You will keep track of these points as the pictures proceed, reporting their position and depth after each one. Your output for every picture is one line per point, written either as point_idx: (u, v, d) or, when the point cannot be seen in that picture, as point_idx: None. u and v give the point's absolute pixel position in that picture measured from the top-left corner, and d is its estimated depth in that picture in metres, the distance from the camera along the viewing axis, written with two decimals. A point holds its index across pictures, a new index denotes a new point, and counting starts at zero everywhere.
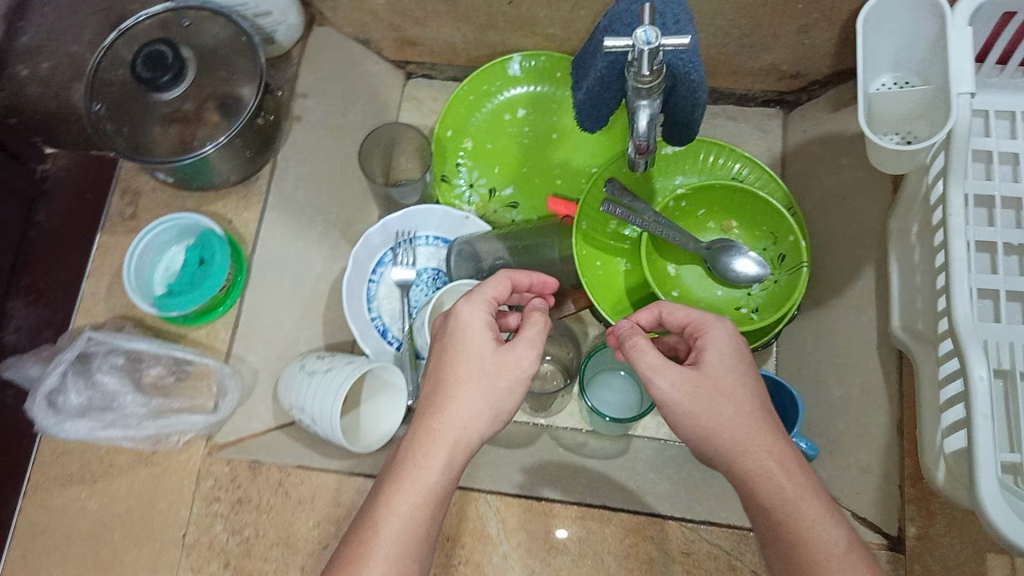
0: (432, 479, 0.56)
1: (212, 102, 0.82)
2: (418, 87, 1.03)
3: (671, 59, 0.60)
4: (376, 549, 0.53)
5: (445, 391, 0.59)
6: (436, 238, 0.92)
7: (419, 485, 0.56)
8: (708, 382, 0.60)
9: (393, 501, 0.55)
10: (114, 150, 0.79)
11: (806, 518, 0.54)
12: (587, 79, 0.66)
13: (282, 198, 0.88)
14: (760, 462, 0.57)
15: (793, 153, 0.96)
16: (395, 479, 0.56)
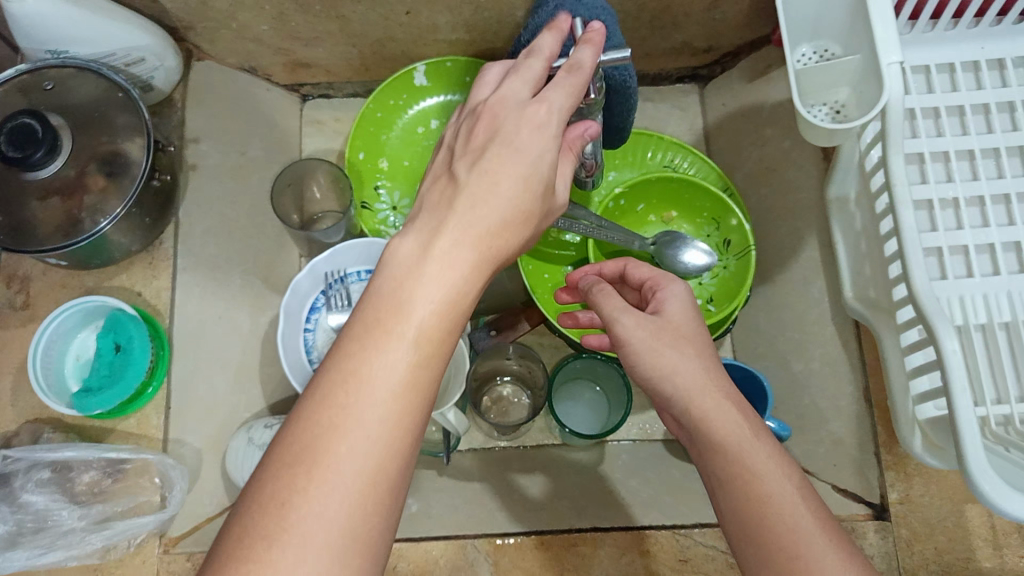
0: (405, 366, 0.42)
1: (94, 164, 0.73)
2: (318, 109, 0.96)
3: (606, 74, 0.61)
4: (342, 441, 0.39)
5: (447, 236, 0.47)
6: (369, 272, 0.84)
7: (397, 357, 0.42)
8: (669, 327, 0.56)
9: (370, 362, 0.42)
10: None
11: (756, 454, 0.48)
12: None
13: (193, 257, 0.80)
14: (728, 417, 0.50)
15: (716, 129, 0.96)
16: (372, 328, 0.43)
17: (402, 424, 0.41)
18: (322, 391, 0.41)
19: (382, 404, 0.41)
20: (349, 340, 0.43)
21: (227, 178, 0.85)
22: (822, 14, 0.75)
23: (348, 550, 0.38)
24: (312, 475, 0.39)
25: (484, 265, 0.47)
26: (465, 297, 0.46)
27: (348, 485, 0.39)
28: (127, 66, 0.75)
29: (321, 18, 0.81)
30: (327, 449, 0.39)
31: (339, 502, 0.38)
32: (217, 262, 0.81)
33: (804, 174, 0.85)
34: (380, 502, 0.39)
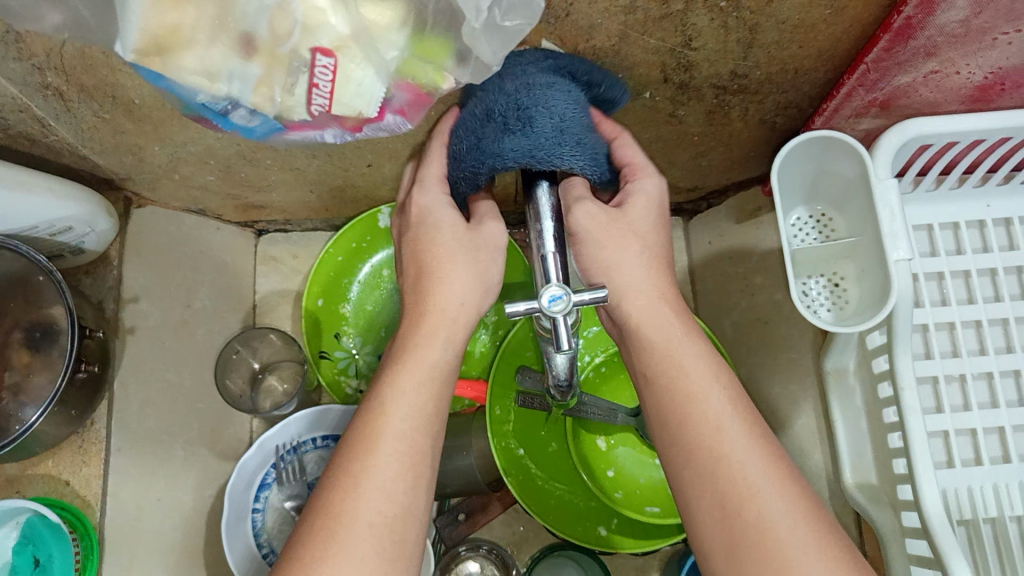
0: (429, 367, 0.52)
1: (19, 333, 0.67)
2: (273, 244, 0.89)
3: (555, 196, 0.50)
4: (382, 437, 0.49)
5: (433, 262, 0.54)
6: (325, 437, 0.79)
7: (424, 364, 0.52)
8: (623, 225, 0.55)
9: (394, 391, 0.50)
10: None
11: (689, 382, 0.52)
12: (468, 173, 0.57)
13: (130, 435, 0.72)
14: (658, 330, 0.54)
15: (701, 269, 0.90)
16: (393, 363, 0.52)
17: (420, 443, 0.49)
18: (360, 421, 0.51)
19: (407, 418, 0.50)
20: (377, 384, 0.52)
21: (172, 335, 0.77)
22: (814, 183, 0.70)
23: (398, 494, 0.48)
24: (356, 481, 0.47)
25: (466, 273, 0.54)
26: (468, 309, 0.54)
27: (386, 484, 0.47)
28: (53, 236, 0.67)
29: (275, 169, 0.73)
30: (368, 458, 0.48)
31: (378, 501, 0.47)
32: (157, 437, 0.74)
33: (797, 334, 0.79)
34: (412, 507, 0.48)
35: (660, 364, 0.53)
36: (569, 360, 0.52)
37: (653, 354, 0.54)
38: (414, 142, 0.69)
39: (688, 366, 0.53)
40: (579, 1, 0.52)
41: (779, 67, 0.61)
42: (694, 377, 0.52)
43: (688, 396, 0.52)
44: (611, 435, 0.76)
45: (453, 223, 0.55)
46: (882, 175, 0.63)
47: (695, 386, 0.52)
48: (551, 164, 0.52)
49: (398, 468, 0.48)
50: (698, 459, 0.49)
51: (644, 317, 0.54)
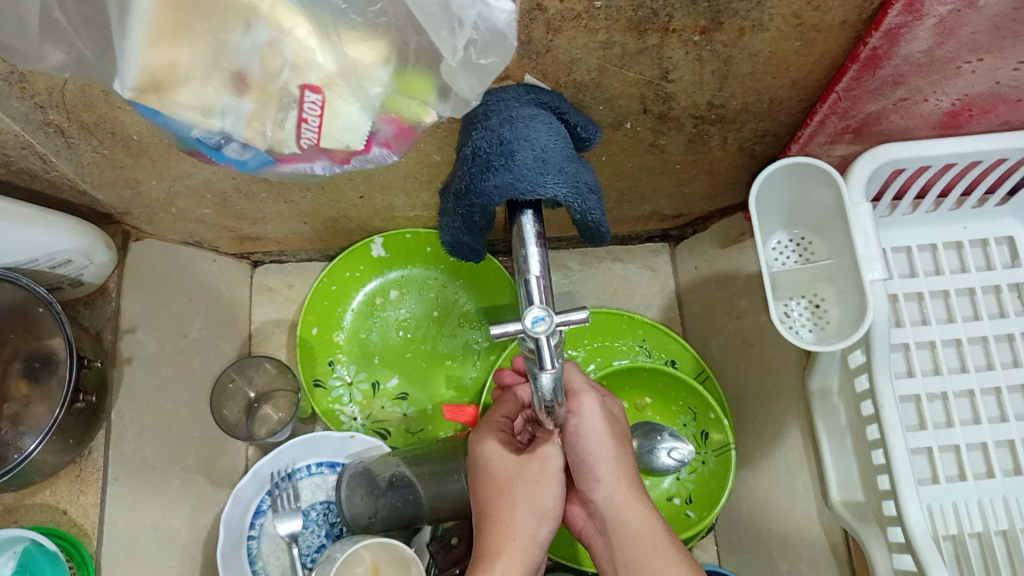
0: None
1: (19, 363, 0.69)
2: (268, 274, 0.91)
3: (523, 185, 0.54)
4: None
5: (494, 511, 0.59)
6: (319, 464, 0.80)
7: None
8: (617, 427, 0.61)
9: None
10: None
11: None
12: (456, 199, 0.60)
13: (126, 463, 0.73)
14: (636, 526, 0.59)
15: (688, 293, 0.91)
16: None
17: None
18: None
19: None
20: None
21: (169, 365, 0.79)
22: (793, 208, 0.72)
23: None
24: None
25: (522, 486, 0.59)
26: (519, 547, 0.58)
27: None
28: (53, 268, 0.69)
29: (269, 202, 0.75)
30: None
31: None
32: (153, 465, 0.75)
33: (782, 356, 0.80)
34: None
35: (636, 549, 0.59)
36: (556, 379, 0.53)
37: (632, 541, 0.59)
38: (404, 174, 0.71)
39: (660, 553, 0.58)
40: (559, 39, 0.54)
41: (753, 97, 0.64)
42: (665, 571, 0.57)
43: None
44: None
45: (504, 449, 0.61)
46: (856, 200, 0.65)
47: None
48: (535, 195, 0.54)
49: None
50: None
51: (620, 506, 0.60)
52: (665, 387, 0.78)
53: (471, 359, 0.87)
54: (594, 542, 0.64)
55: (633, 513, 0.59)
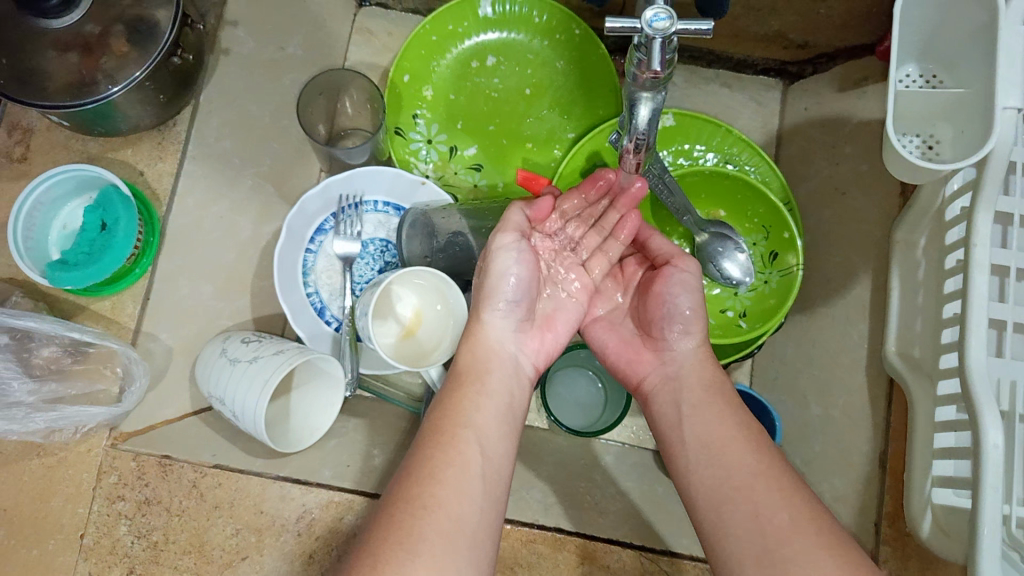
0: (463, 409, 0.56)
1: (119, 27, 0.66)
2: (371, 17, 0.87)
3: None
4: (424, 506, 0.48)
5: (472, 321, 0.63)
6: (387, 204, 0.81)
7: (460, 403, 0.56)
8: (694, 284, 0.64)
9: (428, 452, 0.52)
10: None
11: (725, 429, 0.56)
12: None
13: (204, 148, 0.77)
14: (701, 378, 0.61)
15: (790, 133, 0.88)
16: (438, 417, 0.55)
17: (433, 489, 0.49)
18: (440, 415, 0.56)
19: (438, 472, 0.50)
20: (441, 396, 0.58)
21: (261, 70, 0.79)
22: (933, 34, 0.68)
23: (444, 544, 0.47)
24: (441, 462, 0.51)
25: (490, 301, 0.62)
26: (493, 356, 0.61)
27: (451, 475, 0.50)
28: None
29: None
30: (452, 451, 0.52)
31: (451, 480, 0.50)
32: (229, 156, 0.78)
33: (873, 205, 0.76)
34: (447, 511, 0.48)
35: (699, 396, 0.60)
36: (654, 109, 0.52)
37: (696, 387, 0.61)
38: None
39: (721, 403, 0.58)
40: None
41: None
42: (726, 420, 0.57)
43: (722, 432, 0.56)
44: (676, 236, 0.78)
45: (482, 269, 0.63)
46: (1013, 20, 0.59)
47: (724, 434, 0.56)
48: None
49: (476, 479, 0.51)
50: (731, 482, 0.52)
51: (696, 364, 0.62)
52: (742, 202, 0.75)
53: (550, 150, 0.85)
54: (653, 385, 0.63)
55: (706, 368, 0.62)
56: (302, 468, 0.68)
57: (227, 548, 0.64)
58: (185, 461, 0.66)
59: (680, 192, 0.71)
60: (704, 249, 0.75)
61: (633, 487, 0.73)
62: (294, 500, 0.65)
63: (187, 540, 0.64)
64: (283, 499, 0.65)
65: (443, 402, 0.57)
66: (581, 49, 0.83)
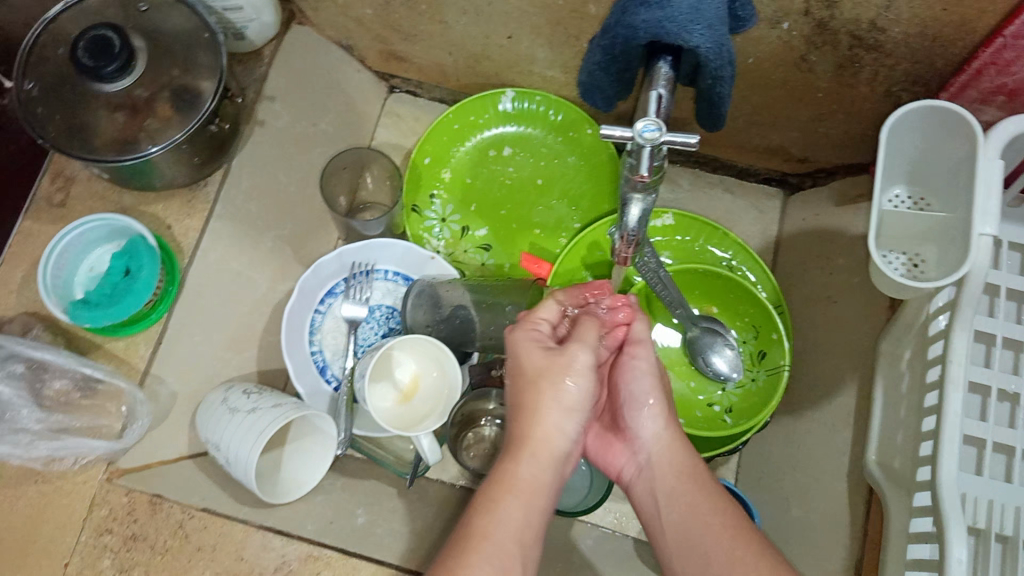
0: (499, 508, 0.53)
1: (166, 94, 0.73)
2: (400, 103, 0.96)
3: (680, 23, 0.57)
4: None
5: (519, 423, 0.57)
6: (396, 274, 0.86)
7: (489, 503, 0.54)
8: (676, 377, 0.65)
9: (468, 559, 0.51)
10: (43, 138, 0.69)
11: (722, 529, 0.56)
12: (596, 39, 0.64)
13: (233, 208, 0.80)
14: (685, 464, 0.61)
15: (788, 241, 0.91)
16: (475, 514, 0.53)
17: None
18: (471, 513, 0.54)
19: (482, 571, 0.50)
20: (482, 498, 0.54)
21: (291, 142, 0.85)
22: (919, 162, 0.72)
23: None
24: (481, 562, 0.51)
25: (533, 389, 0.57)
26: (534, 470, 0.55)
27: None
28: (225, 10, 0.77)
29: (427, 19, 0.80)
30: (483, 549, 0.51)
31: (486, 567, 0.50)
32: (253, 221, 0.81)
33: (861, 316, 0.79)
34: None
35: (684, 494, 0.60)
36: (644, 210, 0.57)
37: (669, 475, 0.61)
38: (556, 20, 0.74)
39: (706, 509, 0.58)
40: None
41: (918, 28, 0.63)
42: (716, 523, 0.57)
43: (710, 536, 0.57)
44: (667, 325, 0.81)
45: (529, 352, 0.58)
46: (991, 154, 0.63)
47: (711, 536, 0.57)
48: (678, 40, 0.57)
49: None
50: (712, 573, 0.55)
51: (675, 444, 0.62)
52: (732, 300, 0.79)
53: (555, 238, 0.90)
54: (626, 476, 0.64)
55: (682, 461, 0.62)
56: (287, 520, 0.71)
57: None
58: (174, 501, 0.70)
59: (675, 288, 0.74)
60: (695, 343, 0.78)
61: (610, 572, 0.73)
62: (274, 550, 0.68)
63: None
64: (263, 548, 0.68)
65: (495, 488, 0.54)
66: (594, 147, 0.88)
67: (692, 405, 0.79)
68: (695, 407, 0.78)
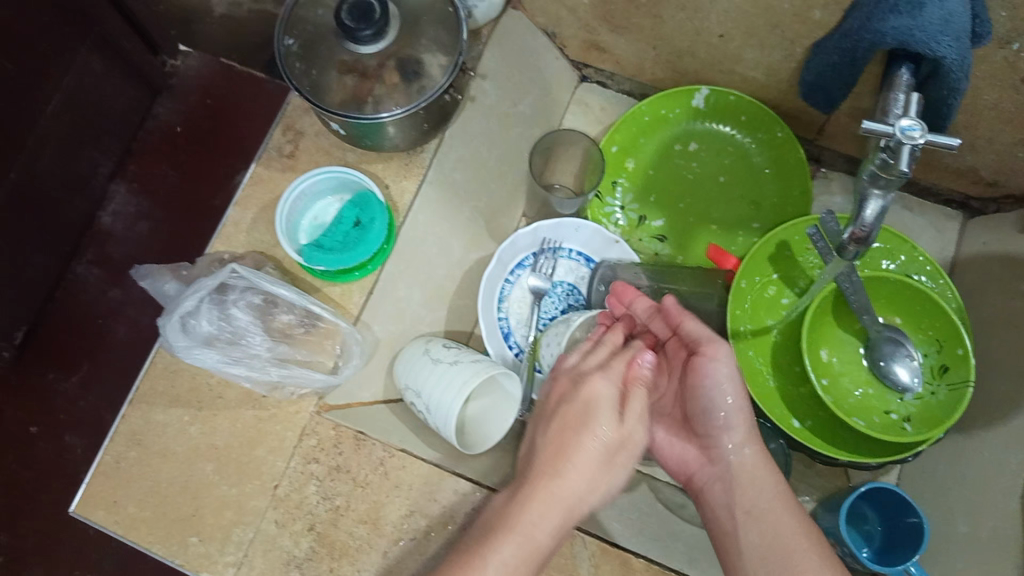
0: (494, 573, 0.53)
1: (393, 63, 0.77)
2: (589, 92, 1.01)
3: (932, 33, 0.59)
4: None
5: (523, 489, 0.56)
6: (580, 253, 0.90)
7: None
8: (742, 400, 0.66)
9: None
10: (291, 84, 0.75)
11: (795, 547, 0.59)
12: (833, 41, 0.68)
13: (442, 175, 0.86)
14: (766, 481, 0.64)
15: (965, 263, 0.93)
16: None
17: None
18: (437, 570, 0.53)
19: None
20: (519, 494, 0.56)
21: (495, 120, 0.90)
22: None
23: None
24: None
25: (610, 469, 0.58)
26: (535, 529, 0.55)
27: None
28: None
29: (640, 13, 0.84)
30: None
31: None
32: (457, 191, 0.88)
33: None
34: None
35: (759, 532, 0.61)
36: (882, 209, 0.60)
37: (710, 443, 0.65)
38: (774, 23, 0.77)
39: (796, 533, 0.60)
40: None
41: None
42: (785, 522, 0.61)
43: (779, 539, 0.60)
44: (845, 331, 0.82)
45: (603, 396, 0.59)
46: None
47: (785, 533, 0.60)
48: (926, 47, 0.60)
49: None
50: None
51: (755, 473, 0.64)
52: (917, 312, 0.79)
53: (733, 235, 0.93)
54: (704, 483, 0.67)
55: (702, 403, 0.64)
56: (474, 471, 0.75)
57: (400, 526, 0.72)
58: (377, 440, 0.75)
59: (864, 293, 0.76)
60: (876, 350, 0.80)
61: None
62: (465, 495, 0.72)
63: (365, 510, 0.73)
64: (456, 493, 0.72)
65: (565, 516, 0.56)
66: (781, 149, 0.90)
67: (870, 410, 0.80)
68: (871, 413, 0.79)
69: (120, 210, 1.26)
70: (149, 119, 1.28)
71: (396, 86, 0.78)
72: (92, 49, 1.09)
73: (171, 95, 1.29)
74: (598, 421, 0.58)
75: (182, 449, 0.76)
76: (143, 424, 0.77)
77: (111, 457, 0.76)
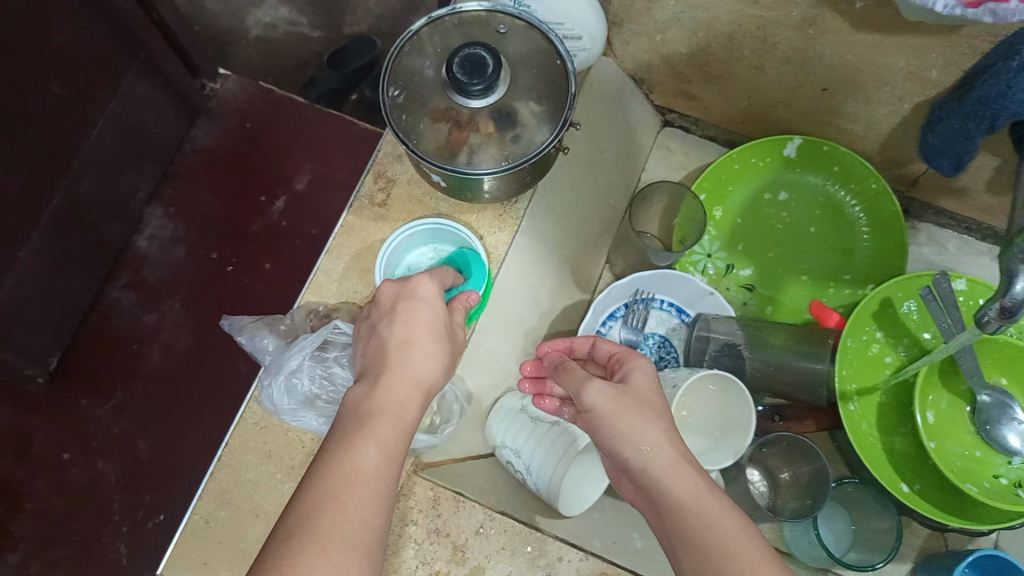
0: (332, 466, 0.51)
1: (489, 110, 0.71)
2: (672, 137, 1.00)
3: None
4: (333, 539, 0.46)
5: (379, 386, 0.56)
6: (671, 304, 0.89)
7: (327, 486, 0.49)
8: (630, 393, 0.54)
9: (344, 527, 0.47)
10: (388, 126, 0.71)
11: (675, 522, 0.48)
12: (963, 104, 0.66)
13: (535, 225, 0.84)
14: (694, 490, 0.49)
15: None
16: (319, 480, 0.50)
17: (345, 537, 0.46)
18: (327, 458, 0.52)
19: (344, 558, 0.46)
20: (377, 383, 0.56)
21: (584, 167, 0.89)
22: None
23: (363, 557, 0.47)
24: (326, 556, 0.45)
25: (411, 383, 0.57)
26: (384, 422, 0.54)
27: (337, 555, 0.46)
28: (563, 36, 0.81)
29: (739, 63, 0.83)
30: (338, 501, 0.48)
31: (363, 500, 0.49)
32: (548, 241, 0.86)
33: None
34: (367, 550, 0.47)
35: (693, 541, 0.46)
36: None
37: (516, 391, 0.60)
38: (883, 79, 0.75)
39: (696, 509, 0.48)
40: None
41: None
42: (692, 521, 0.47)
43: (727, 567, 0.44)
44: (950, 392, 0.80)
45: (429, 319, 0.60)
46: None
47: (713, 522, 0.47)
48: None
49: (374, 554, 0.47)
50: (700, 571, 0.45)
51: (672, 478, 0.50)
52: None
53: (823, 287, 0.91)
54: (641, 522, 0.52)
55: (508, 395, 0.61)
56: (574, 533, 0.73)
57: None
58: (474, 502, 0.72)
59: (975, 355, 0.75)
60: (983, 412, 0.78)
61: None
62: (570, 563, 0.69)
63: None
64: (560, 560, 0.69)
65: (358, 410, 0.55)
66: (875, 201, 0.88)
67: (979, 475, 0.77)
68: (980, 477, 0.77)
69: (157, 233, 1.20)
70: (188, 143, 1.25)
71: (490, 135, 0.72)
72: (141, 69, 1.06)
73: (210, 121, 1.25)
74: (434, 338, 0.59)
75: (273, 509, 0.73)
76: (232, 482, 0.74)
77: (199, 516, 0.73)
